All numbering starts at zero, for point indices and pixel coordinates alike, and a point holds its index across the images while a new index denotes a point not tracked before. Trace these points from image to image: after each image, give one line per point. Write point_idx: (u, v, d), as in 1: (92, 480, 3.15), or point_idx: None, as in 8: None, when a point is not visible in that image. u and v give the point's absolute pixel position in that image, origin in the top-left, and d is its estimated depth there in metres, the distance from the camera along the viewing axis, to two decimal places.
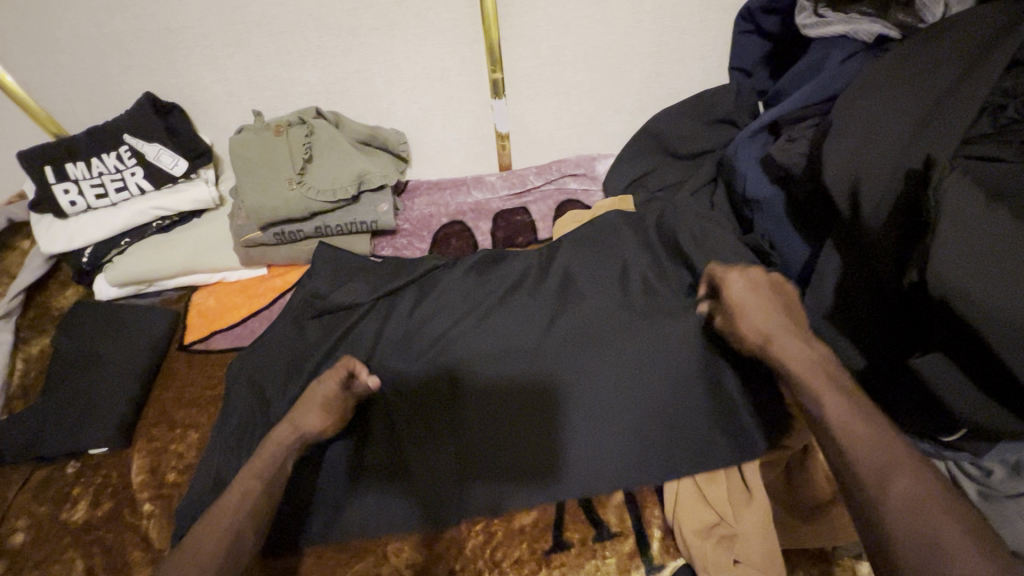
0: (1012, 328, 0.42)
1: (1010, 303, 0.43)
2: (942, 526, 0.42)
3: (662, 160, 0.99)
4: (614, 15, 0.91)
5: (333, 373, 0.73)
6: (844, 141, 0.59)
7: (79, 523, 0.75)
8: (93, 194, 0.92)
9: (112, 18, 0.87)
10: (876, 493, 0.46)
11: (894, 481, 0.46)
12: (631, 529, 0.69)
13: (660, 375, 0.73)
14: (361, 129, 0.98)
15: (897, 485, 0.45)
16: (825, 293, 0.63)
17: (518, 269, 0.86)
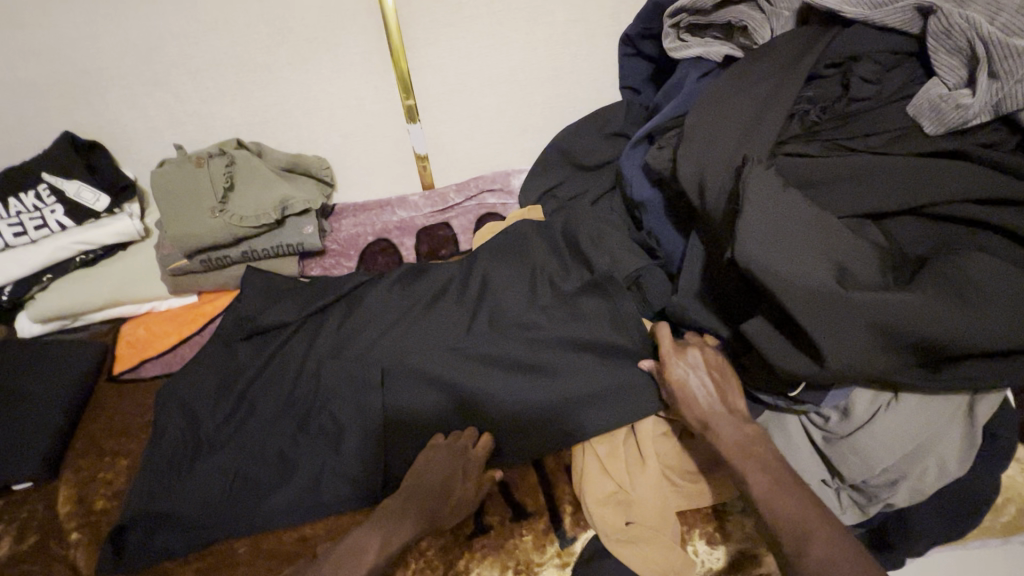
0: (793, 287, 0.51)
1: (791, 267, 0.52)
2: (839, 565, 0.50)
3: (569, 173, 1.09)
4: (513, 45, 1.01)
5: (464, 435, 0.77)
6: (689, 142, 0.68)
7: (4, 557, 0.76)
8: (11, 233, 0.93)
9: (27, 61, 0.90)
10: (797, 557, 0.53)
11: (814, 544, 0.53)
12: (545, 507, 0.76)
13: (563, 370, 0.81)
14: (284, 158, 1.04)
15: (814, 551, 0.52)
16: (693, 277, 0.72)
17: (440, 280, 0.93)
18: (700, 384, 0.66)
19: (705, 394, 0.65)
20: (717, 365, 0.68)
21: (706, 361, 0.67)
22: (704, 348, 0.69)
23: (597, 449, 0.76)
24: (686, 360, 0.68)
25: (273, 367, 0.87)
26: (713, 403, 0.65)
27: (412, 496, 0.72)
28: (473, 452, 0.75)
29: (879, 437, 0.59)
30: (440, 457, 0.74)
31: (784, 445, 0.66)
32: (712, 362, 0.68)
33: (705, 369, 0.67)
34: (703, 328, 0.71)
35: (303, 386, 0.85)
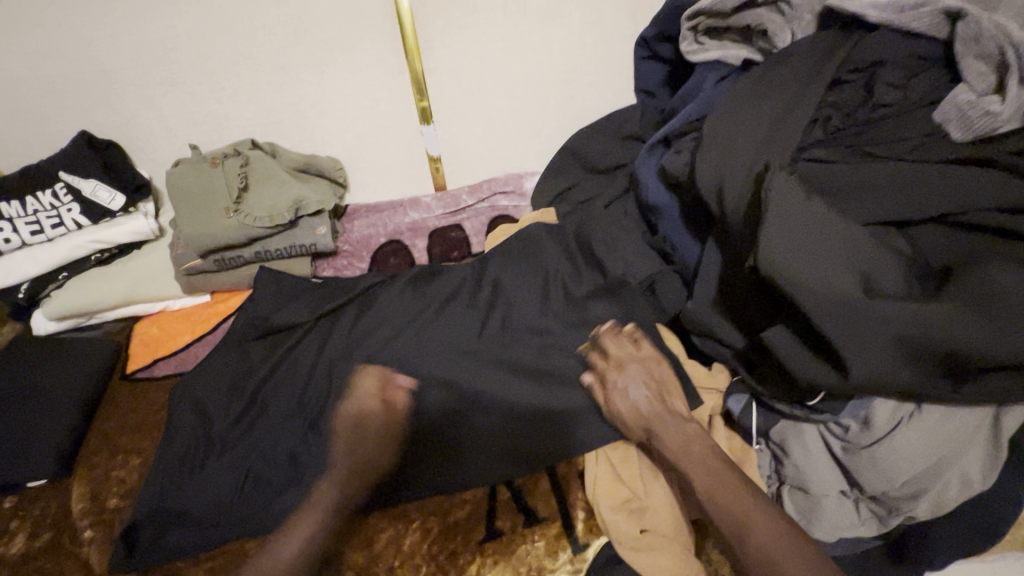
0: (820, 297, 0.50)
1: (817, 277, 0.51)
2: (777, 550, 0.60)
3: (583, 176, 1.08)
4: (527, 48, 1.01)
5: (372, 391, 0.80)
6: (709, 147, 0.67)
7: (17, 555, 0.76)
8: (29, 231, 0.94)
9: (47, 61, 0.91)
10: (738, 540, 0.62)
11: (748, 530, 0.62)
12: (558, 513, 0.74)
13: (577, 377, 0.81)
14: (298, 158, 1.04)
15: (752, 539, 0.61)
16: (710, 283, 0.72)
17: (452, 282, 0.93)
18: (637, 396, 0.75)
19: (642, 403, 0.74)
20: (650, 370, 0.77)
21: (639, 372, 0.77)
22: (636, 358, 0.79)
23: (610, 456, 0.74)
24: (622, 374, 0.77)
25: (286, 368, 0.87)
26: (652, 410, 0.73)
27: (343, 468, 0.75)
28: (369, 404, 0.79)
29: (900, 450, 0.59)
30: (353, 418, 0.78)
31: (801, 455, 0.65)
32: (643, 372, 0.77)
33: (640, 380, 0.76)
34: (720, 336, 0.71)
35: (315, 386, 0.85)
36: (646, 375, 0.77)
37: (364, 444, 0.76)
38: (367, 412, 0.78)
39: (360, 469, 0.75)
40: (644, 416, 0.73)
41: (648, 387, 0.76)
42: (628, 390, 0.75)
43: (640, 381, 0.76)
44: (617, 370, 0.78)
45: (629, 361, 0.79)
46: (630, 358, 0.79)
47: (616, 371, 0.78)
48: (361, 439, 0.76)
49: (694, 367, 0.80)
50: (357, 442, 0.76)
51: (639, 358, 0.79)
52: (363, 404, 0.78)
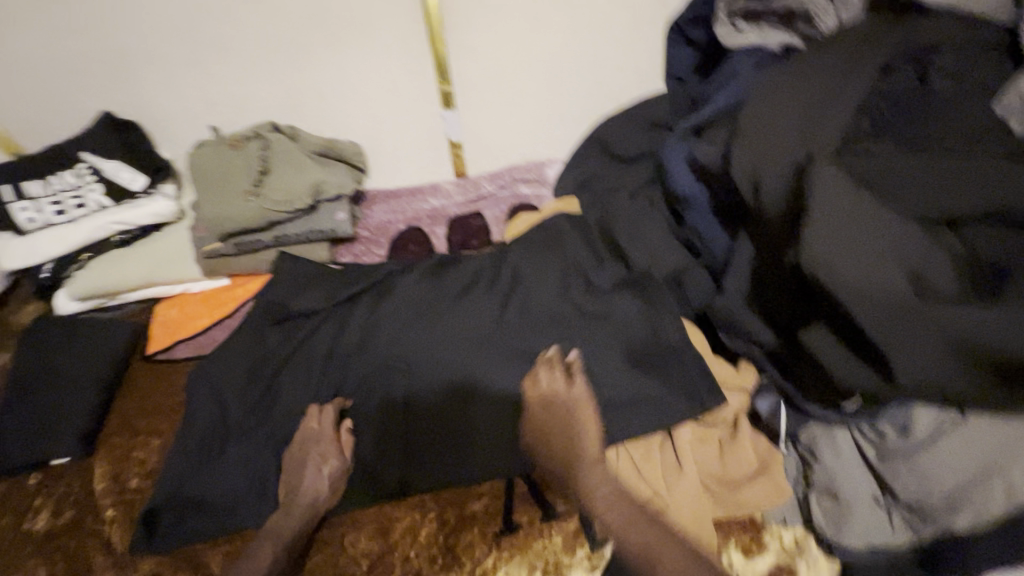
0: (863, 293, 0.49)
1: (864, 272, 0.49)
2: None
3: (606, 164, 1.05)
4: (553, 30, 0.98)
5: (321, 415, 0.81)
6: (747, 135, 0.64)
7: (42, 530, 0.77)
8: (51, 211, 0.94)
9: (69, 40, 0.89)
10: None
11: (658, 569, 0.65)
12: (575, 510, 0.73)
13: (599, 373, 0.78)
14: (317, 141, 1.02)
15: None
16: (743, 279, 0.70)
17: (471, 272, 0.92)
18: (563, 438, 0.75)
19: (561, 444, 0.75)
20: (573, 411, 0.76)
21: (566, 414, 0.76)
22: (562, 401, 0.77)
23: (632, 454, 0.73)
24: (547, 414, 0.77)
25: (303, 354, 0.87)
26: (575, 452, 0.74)
27: (304, 493, 0.75)
28: (330, 435, 0.79)
29: (938, 456, 0.58)
30: (308, 450, 0.78)
31: (831, 457, 0.66)
32: (569, 412, 0.77)
33: (561, 421, 0.76)
34: (751, 335, 0.69)
35: (332, 374, 0.85)
36: (572, 416, 0.76)
37: (324, 473, 0.76)
38: (321, 444, 0.78)
39: (320, 497, 0.75)
40: (566, 457, 0.74)
41: (571, 427, 0.76)
42: (545, 430, 0.76)
43: (558, 422, 0.76)
44: (542, 406, 0.78)
45: (558, 402, 0.77)
46: (553, 395, 0.78)
47: (541, 411, 0.77)
48: (321, 469, 0.76)
49: (721, 364, 0.77)
50: (314, 474, 0.76)
51: (564, 399, 0.77)
52: (315, 437, 0.79)
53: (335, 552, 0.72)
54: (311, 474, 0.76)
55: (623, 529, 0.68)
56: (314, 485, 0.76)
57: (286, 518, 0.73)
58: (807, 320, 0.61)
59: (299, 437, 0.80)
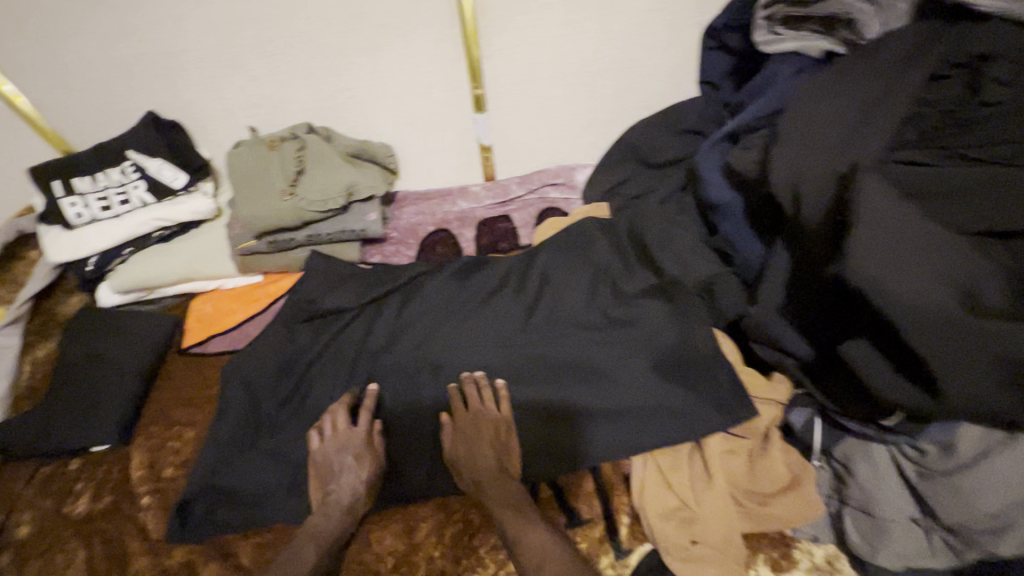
0: (913, 310, 0.48)
1: (913, 288, 0.48)
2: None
3: (635, 170, 1.05)
4: (588, 35, 0.97)
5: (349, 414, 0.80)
6: (785, 145, 0.64)
7: (81, 514, 0.80)
8: (98, 206, 0.98)
9: (117, 42, 0.92)
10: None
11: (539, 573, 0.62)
12: (601, 516, 0.73)
13: (625, 382, 0.78)
14: (351, 143, 1.04)
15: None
16: (776, 289, 0.68)
17: (498, 274, 0.92)
18: (482, 455, 0.74)
19: (481, 461, 0.74)
20: (495, 430, 0.76)
21: (487, 434, 0.75)
22: (488, 418, 0.76)
23: (660, 463, 0.72)
24: (468, 430, 0.76)
25: (333, 351, 0.89)
26: (491, 469, 0.73)
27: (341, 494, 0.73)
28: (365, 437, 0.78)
29: (985, 479, 0.55)
30: (342, 453, 0.76)
31: (868, 474, 0.64)
32: (491, 428, 0.76)
33: (487, 438, 0.75)
34: (786, 347, 0.68)
35: (360, 371, 0.86)
36: (494, 437, 0.76)
37: (358, 477, 0.75)
38: (354, 445, 0.77)
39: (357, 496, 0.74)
40: (482, 474, 0.73)
41: (491, 447, 0.75)
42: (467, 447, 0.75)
43: (480, 437, 0.75)
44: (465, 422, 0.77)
45: (480, 419, 0.77)
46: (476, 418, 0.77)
47: (464, 427, 0.76)
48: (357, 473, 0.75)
49: (752, 374, 0.75)
50: (347, 475, 0.75)
51: (497, 418, 0.77)
52: (346, 439, 0.77)
53: (361, 547, 0.73)
54: (345, 474, 0.75)
55: (518, 536, 0.66)
56: (351, 483, 0.74)
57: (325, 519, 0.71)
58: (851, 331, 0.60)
59: (332, 439, 0.78)
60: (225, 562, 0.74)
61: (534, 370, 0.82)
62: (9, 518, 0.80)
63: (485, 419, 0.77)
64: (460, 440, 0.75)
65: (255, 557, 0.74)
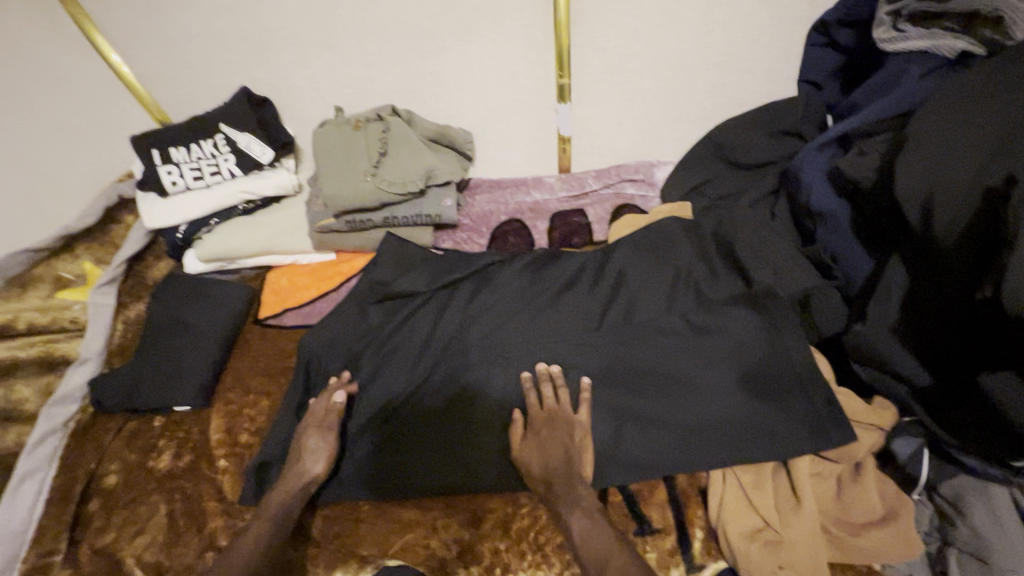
0: None
1: None
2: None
3: (721, 171, 1.01)
4: (686, 26, 0.93)
5: (324, 401, 0.82)
6: (909, 161, 0.63)
7: (164, 471, 0.83)
8: (191, 176, 1.02)
9: (219, 17, 0.94)
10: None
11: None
12: (673, 526, 0.70)
13: (707, 393, 0.74)
14: (432, 127, 1.03)
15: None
16: (889, 307, 0.67)
17: (573, 268, 0.90)
18: (554, 452, 0.73)
19: (553, 461, 0.72)
20: (568, 428, 0.74)
21: (568, 436, 0.74)
22: (564, 416, 0.75)
23: (741, 478, 0.69)
24: (543, 424, 0.75)
25: (404, 334, 0.89)
26: (563, 466, 0.72)
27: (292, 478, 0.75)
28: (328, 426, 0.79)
29: None
30: (304, 432, 0.79)
31: (982, 515, 0.60)
32: (566, 428, 0.74)
33: (561, 434, 0.74)
34: (897, 372, 0.67)
35: (430, 356, 0.86)
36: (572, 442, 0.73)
37: (315, 450, 0.77)
38: (314, 425, 0.80)
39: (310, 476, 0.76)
40: (553, 470, 0.71)
41: (563, 452, 0.73)
42: (534, 448, 0.74)
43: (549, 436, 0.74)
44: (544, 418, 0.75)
45: (556, 416, 0.75)
46: (555, 412, 0.76)
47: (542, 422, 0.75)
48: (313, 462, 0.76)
49: (849, 398, 0.72)
50: (306, 451, 0.77)
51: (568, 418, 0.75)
52: (307, 420, 0.80)
53: (425, 533, 0.73)
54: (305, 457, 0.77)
55: (583, 537, 0.66)
56: (309, 468, 0.76)
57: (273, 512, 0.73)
58: (997, 366, 0.57)
59: (303, 421, 0.81)
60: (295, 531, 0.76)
61: (613, 376, 0.79)
62: (98, 467, 0.85)
63: (561, 417, 0.75)
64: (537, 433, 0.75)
65: (324, 529, 0.76)
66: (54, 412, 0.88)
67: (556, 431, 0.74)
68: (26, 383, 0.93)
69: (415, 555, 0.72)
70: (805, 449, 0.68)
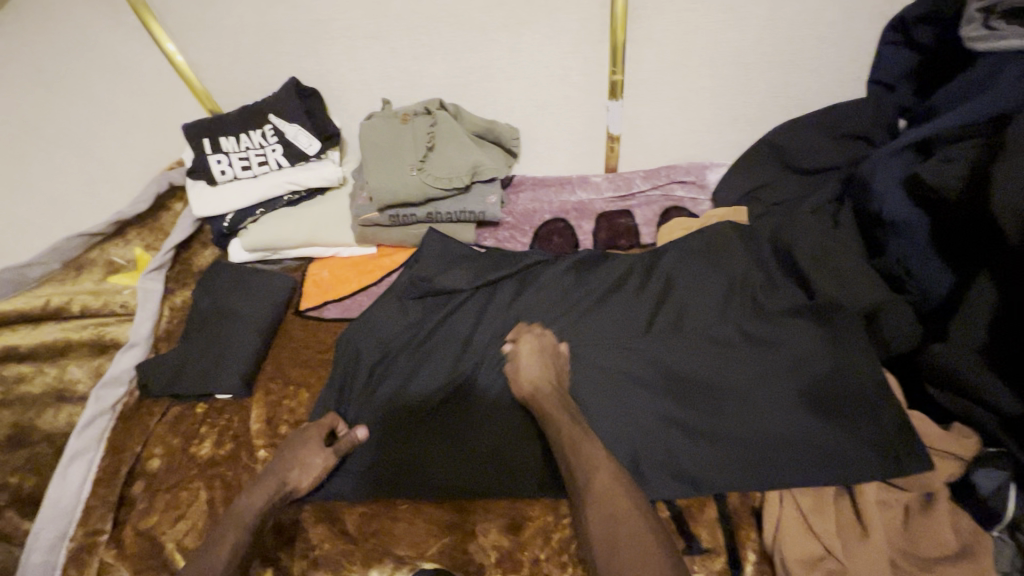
0: None
1: None
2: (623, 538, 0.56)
3: (779, 174, 0.96)
4: (749, 22, 0.89)
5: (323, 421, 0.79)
6: (1007, 169, 0.59)
7: (205, 458, 0.84)
8: (240, 166, 1.03)
9: (273, 8, 0.94)
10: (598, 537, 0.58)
11: None
12: (724, 547, 0.66)
13: (766, 409, 0.70)
14: (478, 123, 1.02)
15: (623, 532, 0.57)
16: (975, 328, 0.63)
17: (620, 271, 0.87)
18: (563, 424, 0.69)
19: (537, 377, 0.75)
20: (555, 365, 0.77)
21: (548, 363, 0.77)
22: (548, 346, 0.79)
23: (800, 502, 0.65)
24: (527, 358, 0.77)
25: (444, 331, 0.88)
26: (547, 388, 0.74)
27: (275, 471, 0.75)
28: (319, 427, 0.79)
29: None
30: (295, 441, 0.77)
31: None
32: (550, 371, 0.76)
33: (544, 360, 0.77)
34: (982, 397, 0.62)
35: (471, 355, 0.85)
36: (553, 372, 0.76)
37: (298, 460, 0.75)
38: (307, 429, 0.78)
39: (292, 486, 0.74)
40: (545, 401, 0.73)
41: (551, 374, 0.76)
42: (523, 369, 0.76)
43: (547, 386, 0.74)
44: (531, 345, 0.79)
45: (542, 344, 0.79)
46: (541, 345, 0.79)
47: (526, 353, 0.78)
48: (304, 461, 0.76)
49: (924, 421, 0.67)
50: (290, 458, 0.75)
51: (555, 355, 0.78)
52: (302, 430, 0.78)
53: (463, 538, 0.72)
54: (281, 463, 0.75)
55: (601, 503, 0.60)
56: (294, 479, 0.74)
57: (259, 488, 0.73)
58: None
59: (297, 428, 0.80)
60: (331, 527, 0.75)
61: (661, 384, 0.75)
62: (142, 451, 0.86)
63: (546, 345, 0.79)
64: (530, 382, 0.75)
65: (361, 526, 0.75)
66: (104, 394, 0.90)
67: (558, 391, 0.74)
68: (78, 365, 0.95)
69: (451, 559, 0.70)
70: (873, 474, 0.64)
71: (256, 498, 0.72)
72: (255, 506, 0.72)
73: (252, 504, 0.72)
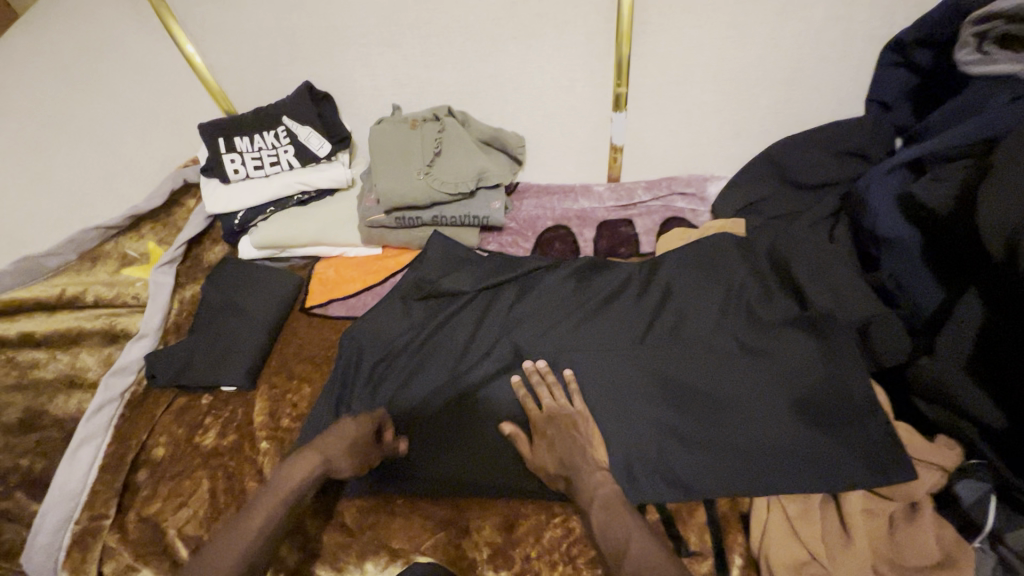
0: None
1: None
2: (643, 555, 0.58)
3: (777, 188, 0.98)
4: (753, 40, 0.91)
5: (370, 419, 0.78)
6: (992, 190, 0.61)
7: (208, 448, 0.86)
8: (253, 165, 1.06)
9: (291, 14, 0.97)
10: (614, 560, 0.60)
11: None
12: (711, 551, 0.68)
13: (759, 417, 0.72)
14: (484, 130, 1.04)
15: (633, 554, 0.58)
16: (963, 343, 0.65)
17: (620, 278, 0.89)
18: (573, 454, 0.71)
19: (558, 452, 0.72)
20: (574, 431, 0.74)
21: (575, 432, 0.74)
22: (564, 412, 0.75)
23: (787, 509, 0.67)
24: (545, 437, 0.74)
25: (445, 332, 0.89)
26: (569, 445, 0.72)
27: (325, 447, 0.72)
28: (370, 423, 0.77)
29: None
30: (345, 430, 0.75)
31: None
32: (576, 434, 0.73)
33: (571, 435, 0.73)
34: (967, 410, 0.64)
35: (472, 356, 0.87)
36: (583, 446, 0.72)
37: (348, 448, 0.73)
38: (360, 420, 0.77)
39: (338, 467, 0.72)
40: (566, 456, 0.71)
41: (579, 442, 0.72)
42: (542, 442, 0.73)
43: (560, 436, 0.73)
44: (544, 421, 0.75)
45: (559, 414, 0.75)
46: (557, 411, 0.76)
47: (544, 431, 0.74)
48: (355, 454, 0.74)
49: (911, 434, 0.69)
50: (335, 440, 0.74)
51: (568, 409, 0.76)
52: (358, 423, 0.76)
53: (458, 534, 0.74)
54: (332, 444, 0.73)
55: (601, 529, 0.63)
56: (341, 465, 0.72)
57: (301, 464, 0.70)
58: None
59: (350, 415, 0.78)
60: (330, 520, 0.77)
61: (657, 390, 0.77)
62: (147, 440, 0.88)
63: (563, 414, 0.75)
64: (545, 436, 0.74)
65: (360, 520, 0.76)
66: (113, 382, 0.92)
67: (568, 443, 0.72)
68: (89, 353, 0.97)
69: (447, 553, 0.72)
70: (859, 481, 0.66)
71: (295, 471, 0.70)
72: (293, 482, 0.69)
73: (294, 476, 0.69)
